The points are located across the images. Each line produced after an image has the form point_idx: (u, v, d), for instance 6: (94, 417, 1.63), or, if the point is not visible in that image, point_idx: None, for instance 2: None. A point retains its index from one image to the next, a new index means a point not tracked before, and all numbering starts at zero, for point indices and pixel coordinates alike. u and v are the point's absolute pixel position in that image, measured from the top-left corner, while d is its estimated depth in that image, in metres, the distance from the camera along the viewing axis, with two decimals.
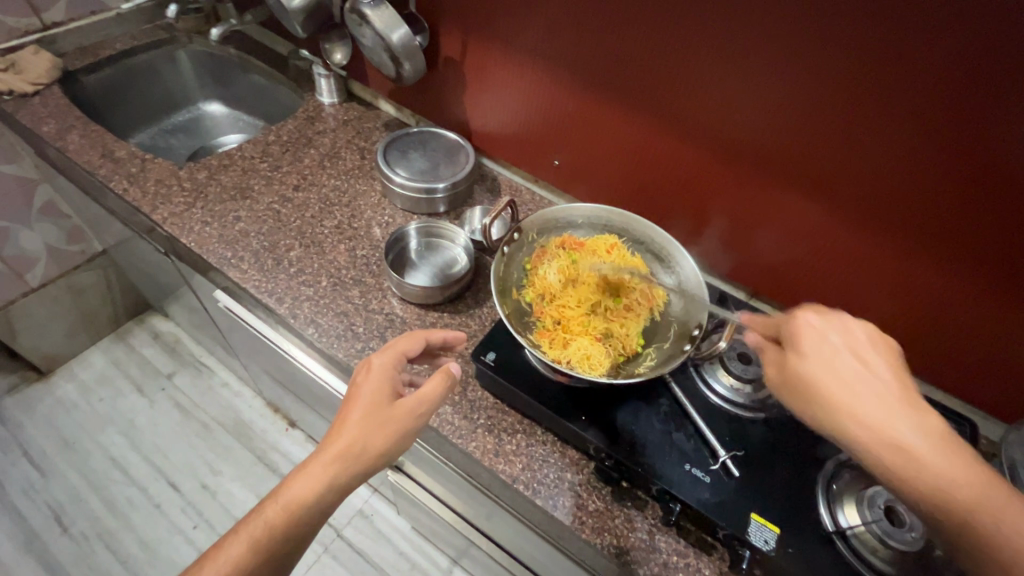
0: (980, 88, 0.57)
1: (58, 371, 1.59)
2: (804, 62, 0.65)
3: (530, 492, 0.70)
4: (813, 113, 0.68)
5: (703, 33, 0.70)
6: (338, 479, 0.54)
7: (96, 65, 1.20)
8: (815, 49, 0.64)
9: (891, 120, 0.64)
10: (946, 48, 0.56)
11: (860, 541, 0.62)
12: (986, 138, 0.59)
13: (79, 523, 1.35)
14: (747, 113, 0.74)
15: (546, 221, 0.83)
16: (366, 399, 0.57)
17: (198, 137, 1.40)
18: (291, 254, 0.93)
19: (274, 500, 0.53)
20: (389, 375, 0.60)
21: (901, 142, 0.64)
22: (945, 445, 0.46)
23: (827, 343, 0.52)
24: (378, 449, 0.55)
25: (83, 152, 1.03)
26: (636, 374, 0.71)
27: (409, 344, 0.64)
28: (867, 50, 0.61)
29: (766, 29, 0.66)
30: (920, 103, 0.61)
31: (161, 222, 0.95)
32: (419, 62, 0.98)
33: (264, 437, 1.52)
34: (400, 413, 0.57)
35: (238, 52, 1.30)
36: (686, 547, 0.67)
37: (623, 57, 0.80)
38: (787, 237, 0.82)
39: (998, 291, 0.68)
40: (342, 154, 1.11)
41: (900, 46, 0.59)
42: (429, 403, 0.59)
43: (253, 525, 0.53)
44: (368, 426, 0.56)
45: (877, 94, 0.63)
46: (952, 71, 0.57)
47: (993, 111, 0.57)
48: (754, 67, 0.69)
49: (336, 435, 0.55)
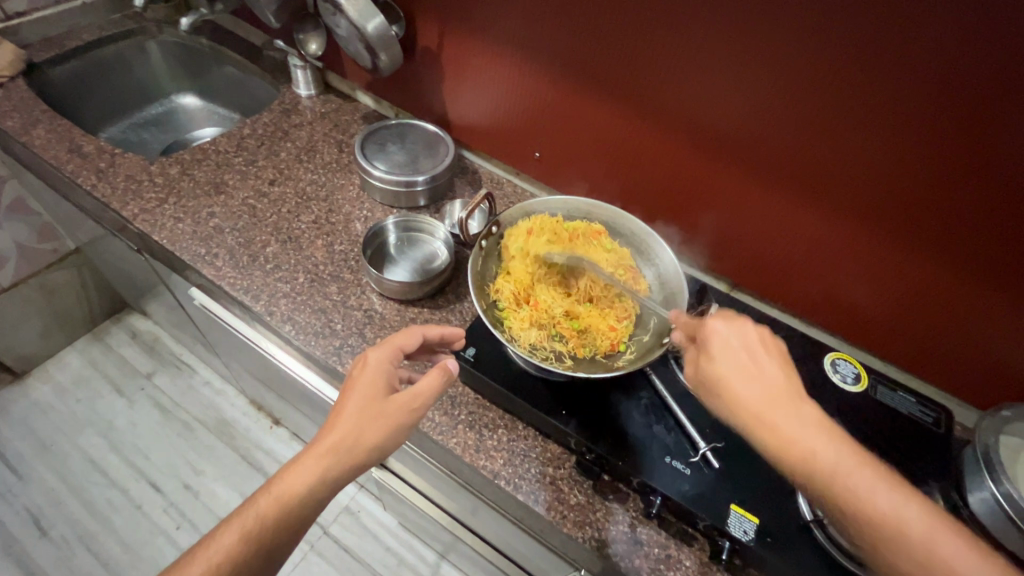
0: (965, 82, 0.56)
1: (33, 373, 1.56)
2: (789, 54, 0.65)
3: (511, 487, 0.70)
4: (797, 107, 0.68)
5: (687, 25, 0.69)
6: (331, 472, 0.53)
7: (62, 56, 1.16)
8: (800, 41, 0.63)
9: (878, 114, 0.63)
10: (932, 42, 0.56)
11: (839, 530, 0.62)
12: (968, 131, 0.59)
13: (58, 526, 1.32)
14: (731, 107, 0.73)
15: (527, 213, 0.82)
16: (361, 393, 0.56)
17: (172, 130, 1.36)
18: (268, 250, 0.91)
19: (266, 491, 0.53)
20: (387, 369, 0.59)
21: (887, 136, 0.64)
22: (822, 433, 0.49)
23: (730, 347, 0.55)
24: (371, 442, 0.54)
25: (49, 147, 1.00)
26: (616, 368, 0.70)
27: (409, 339, 0.62)
28: (852, 43, 0.60)
29: (752, 22, 0.65)
30: (904, 97, 0.61)
31: (132, 219, 0.92)
32: (396, 52, 0.95)
33: (247, 435, 1.50)
34: (396, 407, 0.56)
35: (211, 43, 1.27)
36: (667, 539, 0.67)
37: (608, 50, 0.78)
38: (766, 228, 0.82)
39: (979, 284, 0.68)
40: (320, 147, 1.09)
41: (886, 40, 0.58)
42: (425, 399, 0.58)
43: (244, 517, 0.52)
44: (363, 419, 0.55)
45: (862, 87, 0.62)
46: (937, 63, 0.57)
47: (978, 104, 0.57)
48: (739, 60, 0.68)
49: (331, 427, 0.55)
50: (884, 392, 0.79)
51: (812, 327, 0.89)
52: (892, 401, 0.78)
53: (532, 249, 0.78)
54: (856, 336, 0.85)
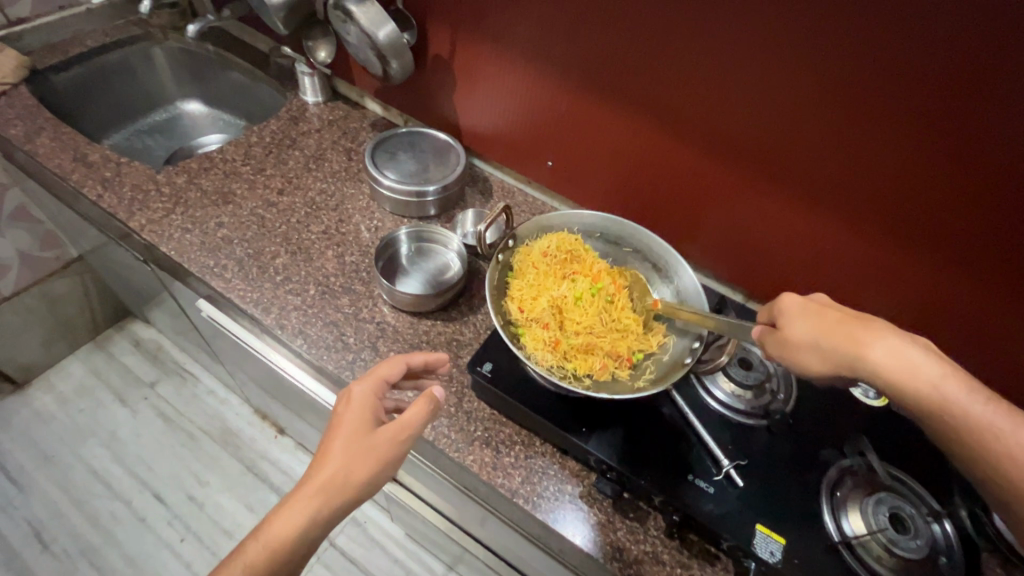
0: (1005, 101, 0.55)
1: (35, 383, 1.54)
2: (818, 71, 0.63)
3: (530, 506, 0.68)
4: (825, 123, 0.66)
5: (713, 42, 0.68)
6: (320, 513, 0.52)
7: (66, 64, 1.14)
8: (831, 58, 0.62)
9: (909, 132, 0.62)
10: (974, 61, 0.54)
11: (865, 549, 0.61)
12: (1007, 151, 0.57)
13: (60, 539, 1.30)
14: (756, 123, 0.71)
15: (543, 227, 0.81)
16: (348, 428, 0.55)
17: (176, 138, 1.35)
18: (277, 262, 0.89)
19: (256, 536, 0.51)
20: (371, 404, 0.58)
21: (918, 154, 0.63)
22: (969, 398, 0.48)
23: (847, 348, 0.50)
24: (360, 479, 0.53)
25: (54, 156, 0.99)
26: (638, 388, 0.68)
27: (390, 370, 0.62)
28: (886, 60, 0.59)
29: (781, 38, 0.63)
30: (940, 114, 0.59)
31: (139, 230, 0.91)
32: (407, 60, 0.94)
33: (252, 445, 1.48)
34: (382, 441, 0.55)
35: (217, 49, 1.25)
36: (689, 559, 0.66)
37: (628, 66, 0.77)
38: (777, 238, 0.81)
39: (1005, 301, 0.67)
40: (328, 155, 1.08)
41: (911, 56, 0.57)
42: (411, 429, 0.57)
43: (233, 566, 0.50)
44: (349, 457, 0.53)
45: (894, 104, 0.61)
46: (978, 82, 0.55)
47: (1019, 124, 0.55)
48: (766, 76, 0.67)
49: (318, 467, 0.53)
50: None
51: None
52: None
53: (544, 271, 0.77)
54: None
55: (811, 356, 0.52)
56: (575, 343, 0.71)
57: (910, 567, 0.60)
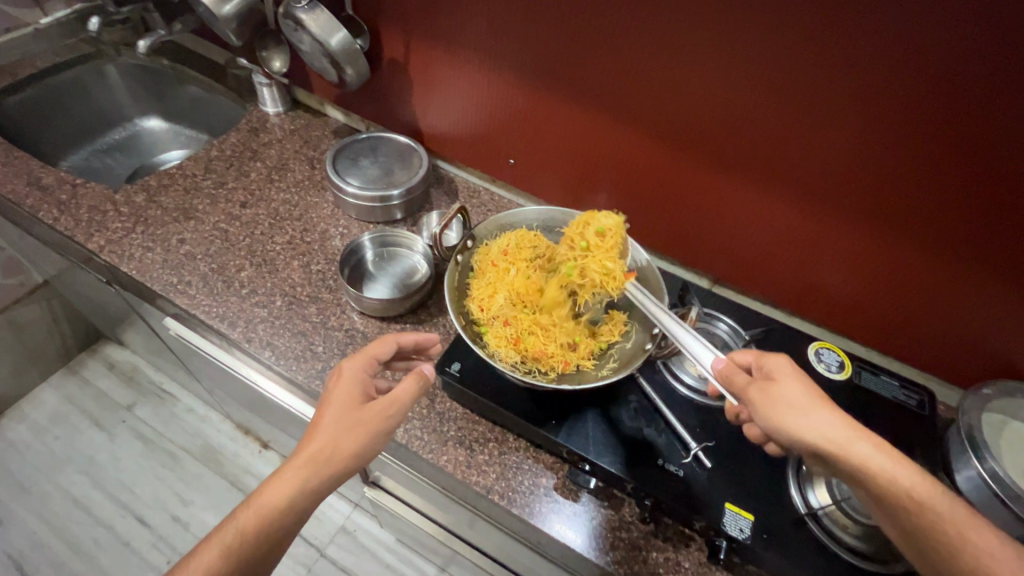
0: (960, 85, 0.57)
1: (7, 413, 1.51)
2: (775, 58, 0.64)
3: (506, 501, 0.69)
4: (797, 114, 0.67)
5: (689, 41, 0.68)
6: (309, 484, 0.51)
7: (15, 87, 1.12)
8: (779, 42, 0.63)
9: (863, 112, 0.63)
10: (926, 44, 0.56)
11: (831, 520, 0.63)
12: (975, 139, 0.59)
13: (42, 570, 1.28)
14: (731, 118, 0.72)
15: (500, 225, 0.81)
16: (339, 400, 0.56)
17: (137, 155, 1.33)
18: (242, 275, 0.89)
19: (245, 506, 0.51)
20: (361, 379, 0.58)
21: (868, 132, 0.64)
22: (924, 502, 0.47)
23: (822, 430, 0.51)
24: (349, 450, 0.53)
25: (7, 181, 0.97)
26: (602, 377, 0.70)
27: (381, 347, 0.62)
28: (836, 42, 0.60)
29: (739, 27, 0.64)
30: (909, 104, 0.60)
31: (98, 251, 0.89)
32: (362, 65, 0.94)
33: (236, 461, 1.47)
34: (372, 413, 0.55)
35: (172, 63, 1.23)
36: (664, 542, 0.67)
37: (603, 66, 0.77)
38: (738, 220, 0.82)
39: (957, 268, 0.69)
40: (291, 164, 1.07)
41: (854, 33, 0.59)
42: (401, 404, 0.57)
43: (223, 533, 0.50)
44: (339, 428, 0.54)
45: (843, 85, 0.62)
46: (930, 64, 0.57)
47: (965, 98, 0.57)
48: (739, 71, 0.67)
49: (308, 438, 0.53)
50: (869, 377, 0.80)
51: (792, 317, 0.90)
52: (876, 385, 0.79)
53: (503, 267, 0.76)
54: (836, 322, 0.85)
55: (817, 416, 0.52)
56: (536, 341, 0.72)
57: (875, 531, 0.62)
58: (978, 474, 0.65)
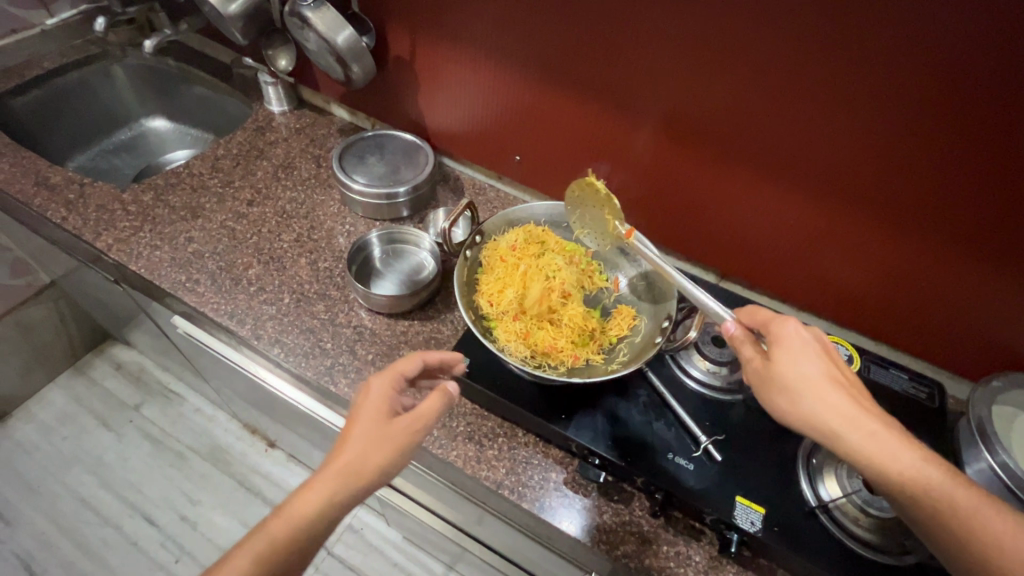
0: (971, 75, 0.56)
1: (15, 414, 1.51)
2: (783, 51, 0.64)
3: (515, 496, 0.69)
4: (805, 106, 0.67)
5: (696, 34, 0.68)
6: (334, 501, 0.52)
7: (22, 88, 1.12)
8: (787, 34, 0.63)
9: (871, 104, 0.63)
10: (936, 34, 0.56)
11: (842, 512, 0.63)
12: (987, 131, 0.59)
13: (51, 570, 1.29)
14: (739, 111, 0.72)
15: (508, 222, 0.82)
16: (366, 418, 0.55)
17: (143, 155, 1.33)
18: (250, 272, 0.89)
19: (272, 520, 0.51)
20: (388, 397, 0.57)
21: (876, 123, 0.64)
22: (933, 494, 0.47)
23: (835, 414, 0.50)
24: (375, 468, 0.53)
25: (15, 181, 0.97)
26: (611, 370, 0.70)
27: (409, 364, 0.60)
28: (845, 34, 0.60)
29: (746, 20, 0.64)
30: (922, 96, 0.60)
31: (107, 250, 0.90)
32: (368, 62, 0.94)
33: (243, 461, 1.47)
34: (398, 431, 0.54)
35: (178, 63, 1.24)
36: (675, 536, 0.67)
37: (611, 62, 0.77)
38: (745, 214, 0.82)
39: (966, 260, 0.69)
40: (297, 162, 1.08)
41: (862, 25, 0.58)
42: (427, 422, 0.56)
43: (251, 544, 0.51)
44: (365, 446, 0.53)
45: (851, 77, 0.62)
46: (940, 55, 0.57)
47: (975, 89, 0.57)
48: (747, 64, 0.67)
49: (335, 454, 0.53)
50: (878, 370, 0.80)
51: (799, 311, 0.90)
52: (885, 378, 0.79)
53: (512, 264, 0.77)
54: (844, 316, 0.85)
55: (831, 400, 0.50)
56: (547, 336, 0.72)
57: (886, 524, 0.62)
58: (989, 466, 0.65)
